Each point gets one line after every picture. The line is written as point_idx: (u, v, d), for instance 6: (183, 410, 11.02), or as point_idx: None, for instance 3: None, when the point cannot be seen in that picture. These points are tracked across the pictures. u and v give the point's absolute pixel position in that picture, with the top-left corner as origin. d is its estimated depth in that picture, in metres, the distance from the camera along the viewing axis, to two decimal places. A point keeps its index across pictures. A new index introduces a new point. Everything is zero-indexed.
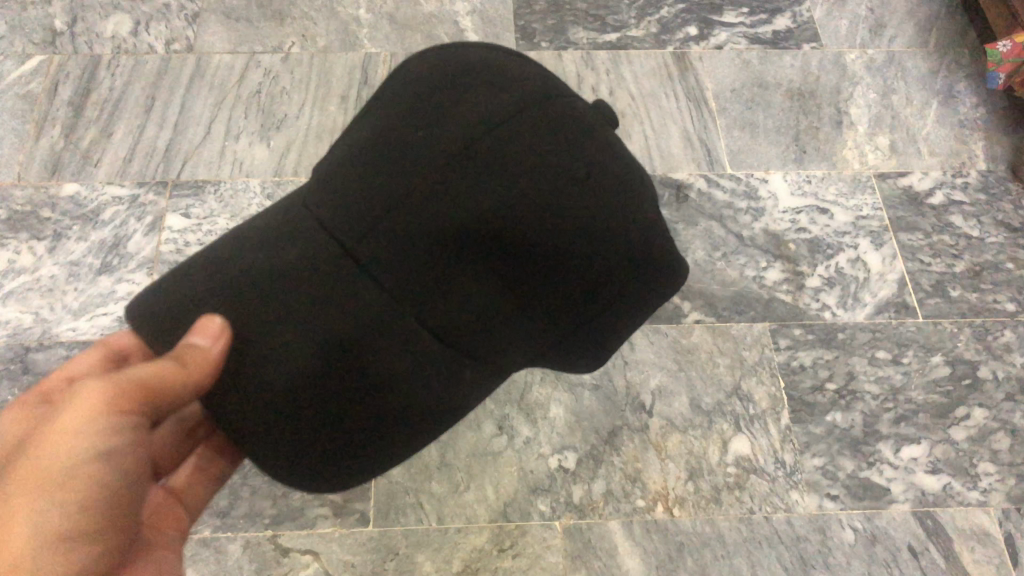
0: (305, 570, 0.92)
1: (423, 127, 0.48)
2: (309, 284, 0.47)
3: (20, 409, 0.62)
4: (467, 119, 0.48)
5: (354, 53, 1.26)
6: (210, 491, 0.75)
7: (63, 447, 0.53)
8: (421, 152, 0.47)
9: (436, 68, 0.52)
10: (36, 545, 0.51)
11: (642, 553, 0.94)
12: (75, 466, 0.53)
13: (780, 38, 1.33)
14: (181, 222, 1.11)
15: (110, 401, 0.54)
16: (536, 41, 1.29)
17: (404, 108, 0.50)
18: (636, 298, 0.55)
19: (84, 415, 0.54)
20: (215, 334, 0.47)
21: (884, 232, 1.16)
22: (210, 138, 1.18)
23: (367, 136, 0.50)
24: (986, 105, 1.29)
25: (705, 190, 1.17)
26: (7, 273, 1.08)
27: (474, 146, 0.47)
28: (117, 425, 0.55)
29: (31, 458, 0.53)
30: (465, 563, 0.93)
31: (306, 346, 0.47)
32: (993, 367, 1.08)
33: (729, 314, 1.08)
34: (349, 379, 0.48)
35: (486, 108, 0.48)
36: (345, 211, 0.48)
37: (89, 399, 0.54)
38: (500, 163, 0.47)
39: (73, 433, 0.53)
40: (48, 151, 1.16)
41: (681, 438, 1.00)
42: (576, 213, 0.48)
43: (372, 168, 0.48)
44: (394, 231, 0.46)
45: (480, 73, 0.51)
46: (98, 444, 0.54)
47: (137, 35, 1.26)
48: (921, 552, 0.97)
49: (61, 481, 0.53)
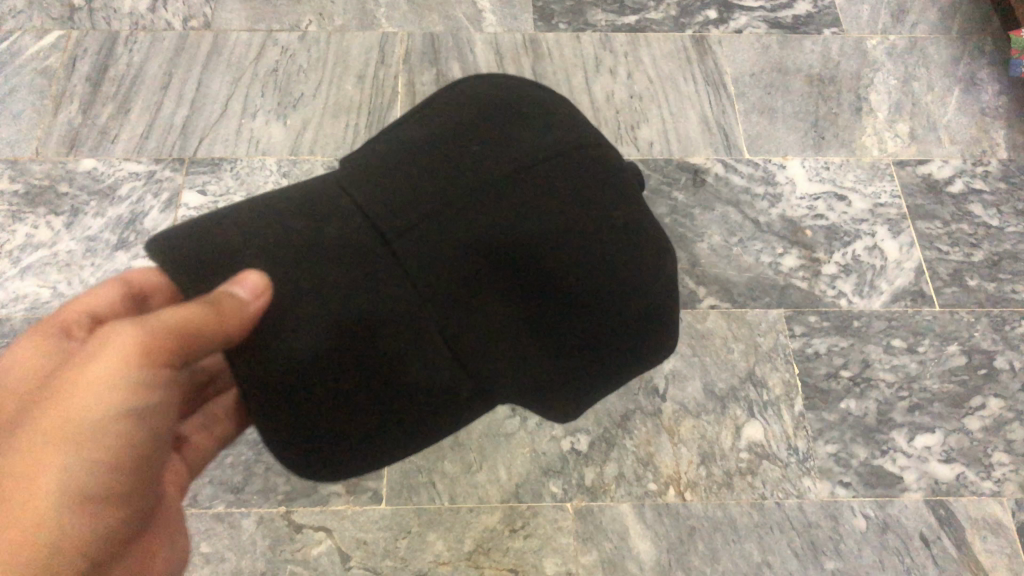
0: (318, 546, 0.92)
1: (479, 142, 0.50)
2: (339, 268, 0.47)
3: (36, 340, 0.57)
4: (521, 147, 0.49)
5: (371, 32, 1.26)
6: (214, 452, 0.71)
7: (91, 401, 0.50)
8: (473, 163, 0.49)
9: (494, 91, 0.54)
10: (58, 505, 0.49)
11: (653, 537, 0.94)
12: (103, 421, 0.51)
13: (800, 23, 1.32)
14: (198, 199, 1.11)
15: (142, 354, 0.51)
16: (554, 22, 1.28)
17: (457, 121, 0.51)
18: (637, 357, 0.54)
19: (113, 371, 0.51)
20: (256, 289, 0.45)
21: (902, 220, 1.15)
22: (227, 114, 1.18)
23: (418, 139, 0.51)
24: (1008, 93, 1.27)
25: (722, 174, 1.17)
26: (26, 248, 1.08)
27: (525, 171, 0.48)
28: (148, 384, 0.52)
29: (52, 414, 0.50)
30: (477, 542, 0.93)
31: (326, 324, 0.46)
32: (1010, 358, 1.07)
33: (744, 299, 1.08)
34: (364, 367, 0.47)
35: (540, 139, 0.50)
36: (388, 201, 0.48)
37: (120, 350, 0.51)
38: (546, 191, 0.48)
39: (102, 387, 0.50)
40: (65, 126, 1.17)
41: (694, 422, 1.00)
42: (605, 256, 0.49)
43: (422, 166, 0.49)
44: (432, 231, 0.47)
45: (539, 109, 0.53)
46: (128, 400, 0.51)
47: (155, 11, 1.26)
48: (933, 541, 0.96)
49: (87, 437, 0.50)
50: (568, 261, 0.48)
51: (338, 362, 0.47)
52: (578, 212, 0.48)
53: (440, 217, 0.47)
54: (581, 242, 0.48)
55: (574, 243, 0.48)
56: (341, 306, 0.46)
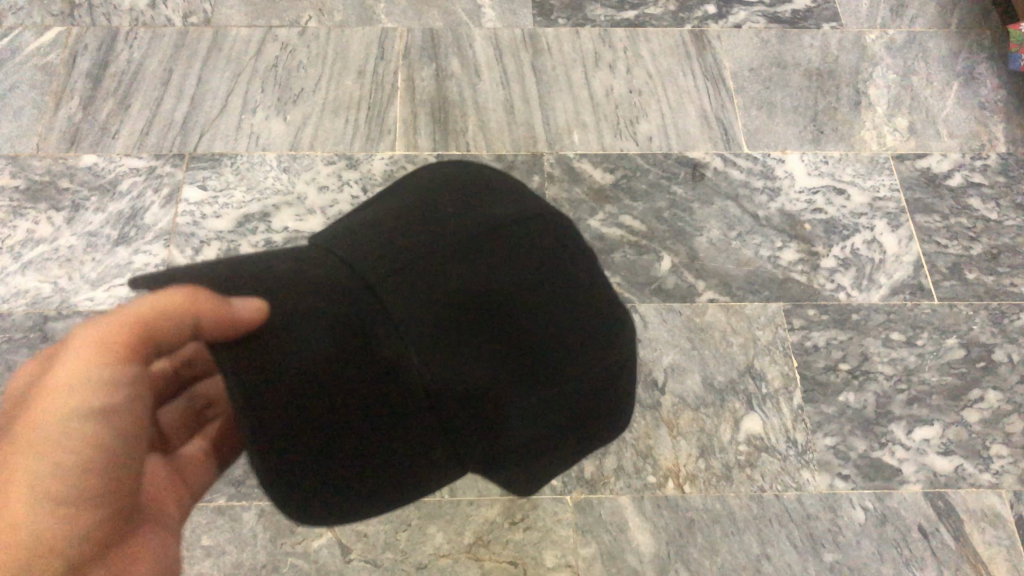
0: (319, 539, 0.93)
1: (457, 209, 0.51)
2: (332, 291, 0.44)
3: None
4: (505, 210, 0.50)
5: (370, 28, 1.26)
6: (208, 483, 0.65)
7: (62, 399, 0.46)
8: (435, 233, 0.48)
9: (465, 177, 0.56)
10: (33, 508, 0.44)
11: (653, 529, 0.95)
12: (73, 419, 0.46)
13: (799, 17, 1.32)
14: (198, 194, 1.12)
15: (106, 351, 0.48)
16: (554, 17, 1.28)
17: (436, 196, 0.53)
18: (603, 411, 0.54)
19: (80, 365, 0.47)
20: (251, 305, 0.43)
21: (901, 214, 1.16)
22: (228, 110, 1.18)
23: (398, 209, 0.52)
24: (1007, 86, 1.28)
25: (721, 169, 1.17)
26: (27, 243, 1.09)
27: (508, 229, 0.49)
28: (116, 376, 0.48)
29: (20, 431, 0.46)
30: (476, 535, 0.93)
31: (322, 333, 0.43)
32: (1009, 350, 1.07)
33: (743, 293, 1.08)
34: (367, 398, 0.44)
35: (513, 206, 0.52)
36: (374, 251, 0.46)
37: (84, 350, 0.47)
38: (520, 252, 0.47)
39: (71, 385, 0.47)
40: (66, 122, 1.17)
41: (693, 415, 1.00)
42: (589, 310, 0.49)
43: (409, 227, 0.49)
44: (419, 276, 0.44)
45: (508, 187, 0.56)
46: (97, 396, 0.47)
47: (155, 8, 1.26)
48: (932, 533, 0.97)
49: (61, 437, 0.46)
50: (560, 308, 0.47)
51: (341, 385, 0.43)
52: (562, 266, 0.49)
53: (429, 266, 0.45)
54: (554, 313, 0.47)
55: (560, 294, 0.48)
56: (341, 322, 0.43)
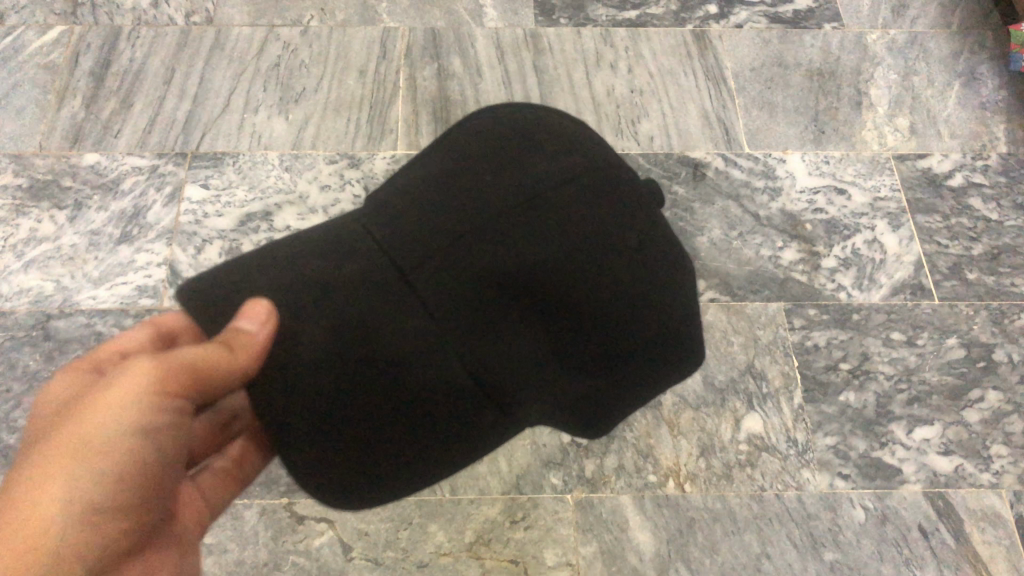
0: (321, 537, 0.93)
1: (488, 173, 0.50)
2: (358, 294, 0.47)
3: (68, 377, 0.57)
4: (538, 176, 0.49)
5: (372, 28, 1.26)
6: (233, 495, 0.68)
7: (109, 419, 0.51)
8: (461, 208, 0.48)
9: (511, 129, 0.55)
10: (62, 515, 0.49)
11: (653, 527, 0.95)
12: (114, 438, 0.51)
13: (801, 17, 1.32)
14: (200, 193, 1.12)
15: (159, 381, 0.52)
16: (555, 17, 1.29)
17: (474, 157, 0.52)
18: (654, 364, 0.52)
19: (130, 388, 0.52)
20: (262, 317, 0.46)
21: (902, 214, 1.16)
22: (230, 108, 1.18)
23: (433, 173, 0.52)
24: (1009, 86, 1.28)
25: (723, 169, 1.17)
26: (30, 241, 1.09)
27: (533, 200, 0.48)
28: (160, 405, 0.53)
29: (62, 440, 0.51)
30: (477, 533, 0.94)
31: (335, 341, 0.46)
32: (1009, 350, 1.08)
33: (744, 293, 1.08)
34: (386, 383, 0.46)
35: (544, 166, 0.50)
36: (403, 238, 0.48)
37: (135, 374, 0.52)
38: (543, 223, 0.47)
39: (118, 406, 0.51)
40: (69, 121, 1.17)
41: (694, 415, 1.00)
42: (622, 281, 0.48)
43: (437, 201, 0.49)
44: (442, 265, 0.46)
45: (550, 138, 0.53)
46: (140, 419, 0.52)
47: (157, 7, 1.27)
48: (931, 532, 0.97)
49: (99, 454, 0.51)
50: (588, 283, 0.47)
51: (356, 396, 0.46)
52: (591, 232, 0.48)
53: (451, 254, 0.47)
54: (578, 289, 0.47)
55: (591, 269, 0.47)
56: (357, 324, 0.46)
